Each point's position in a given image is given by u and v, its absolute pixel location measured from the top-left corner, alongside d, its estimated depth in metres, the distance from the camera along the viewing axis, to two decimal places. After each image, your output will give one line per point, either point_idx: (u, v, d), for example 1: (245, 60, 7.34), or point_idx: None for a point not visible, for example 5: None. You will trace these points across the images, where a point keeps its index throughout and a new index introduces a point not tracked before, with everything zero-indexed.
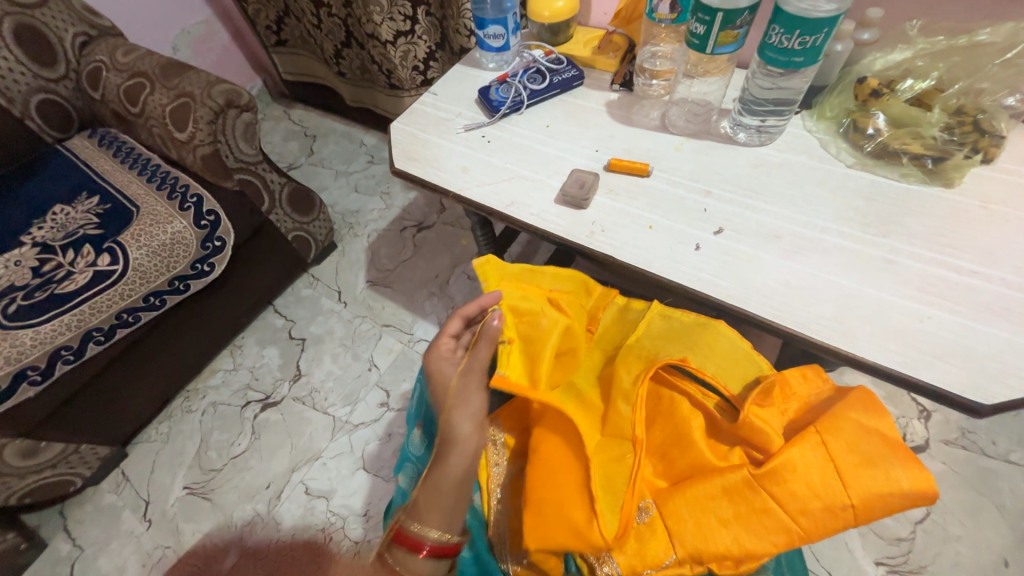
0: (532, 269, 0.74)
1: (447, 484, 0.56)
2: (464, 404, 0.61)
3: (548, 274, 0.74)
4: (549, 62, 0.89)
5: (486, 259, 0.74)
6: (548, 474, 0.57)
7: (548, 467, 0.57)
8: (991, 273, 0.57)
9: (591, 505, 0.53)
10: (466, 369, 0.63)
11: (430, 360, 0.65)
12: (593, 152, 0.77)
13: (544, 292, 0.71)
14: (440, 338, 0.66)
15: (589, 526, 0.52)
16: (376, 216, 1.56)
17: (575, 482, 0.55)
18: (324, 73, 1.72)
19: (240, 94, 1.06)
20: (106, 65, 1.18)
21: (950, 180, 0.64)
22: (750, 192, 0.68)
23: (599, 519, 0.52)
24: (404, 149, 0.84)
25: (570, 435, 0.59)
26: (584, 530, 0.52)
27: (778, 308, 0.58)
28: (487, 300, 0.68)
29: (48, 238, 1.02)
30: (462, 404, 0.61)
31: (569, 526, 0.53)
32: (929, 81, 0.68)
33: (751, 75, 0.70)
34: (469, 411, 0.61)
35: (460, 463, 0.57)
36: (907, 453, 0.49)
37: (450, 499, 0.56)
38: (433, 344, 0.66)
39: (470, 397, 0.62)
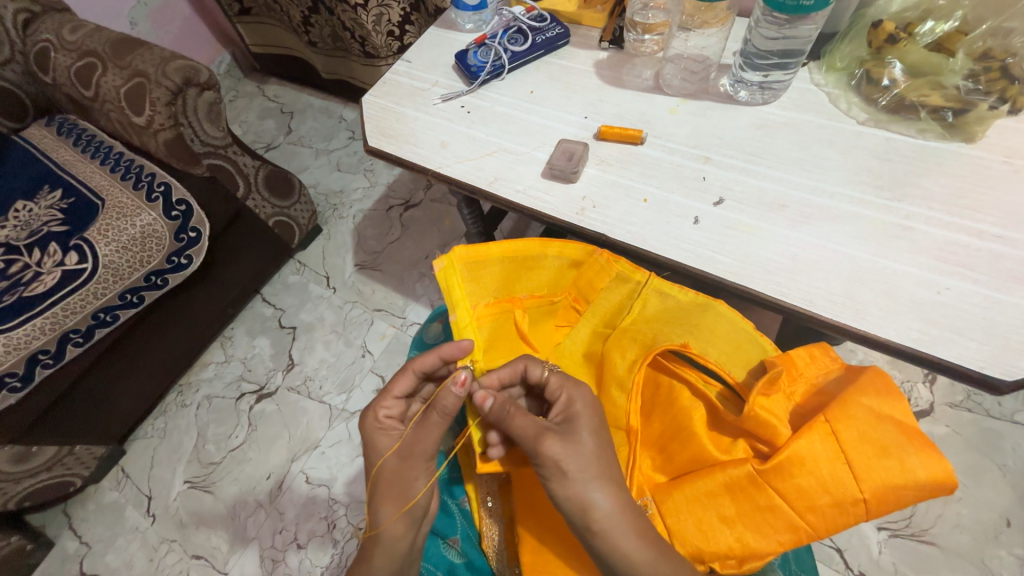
0: (511, 260, 0.66)
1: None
2: (401, 492, 0.55)
3: (523, 272, 0.68)
4: (530, 20, 0.81)
5: (448, 262, 0.65)
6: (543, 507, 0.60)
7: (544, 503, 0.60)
8: (1014, 237, 0.52)
9: None
10: (406, 450, 0.56)
11: (367, 428, 0.59)
12: (581, 119, 0.71)
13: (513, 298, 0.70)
14: (382, 402, 0.60)
15: None
16: (361, 195, 1.49)
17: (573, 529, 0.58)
18: (295, 43, 1.61)
19: (199, 71, 0.97)
20: (53, 45, 1.08)
21: (972, 135, 0.59)
22: (753, 156, 0.63)
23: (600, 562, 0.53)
24: (378, 125, 0.77)
25: None
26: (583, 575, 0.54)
27: (784, 284, 0.54)
28: (448, 351, 0.60)
29: (12, 237, 0.97)
30: (399, 492, 0.55)
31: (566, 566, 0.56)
32: (953, 22, 0.61)
33: (754, 25, 0.63)
34: (399, 498, 0.55)
35: (386, 554, 0.53)
36: (922, 440, 0.46)
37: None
38: (373, 408, 0.60)
39: (411, 481, 0.56)
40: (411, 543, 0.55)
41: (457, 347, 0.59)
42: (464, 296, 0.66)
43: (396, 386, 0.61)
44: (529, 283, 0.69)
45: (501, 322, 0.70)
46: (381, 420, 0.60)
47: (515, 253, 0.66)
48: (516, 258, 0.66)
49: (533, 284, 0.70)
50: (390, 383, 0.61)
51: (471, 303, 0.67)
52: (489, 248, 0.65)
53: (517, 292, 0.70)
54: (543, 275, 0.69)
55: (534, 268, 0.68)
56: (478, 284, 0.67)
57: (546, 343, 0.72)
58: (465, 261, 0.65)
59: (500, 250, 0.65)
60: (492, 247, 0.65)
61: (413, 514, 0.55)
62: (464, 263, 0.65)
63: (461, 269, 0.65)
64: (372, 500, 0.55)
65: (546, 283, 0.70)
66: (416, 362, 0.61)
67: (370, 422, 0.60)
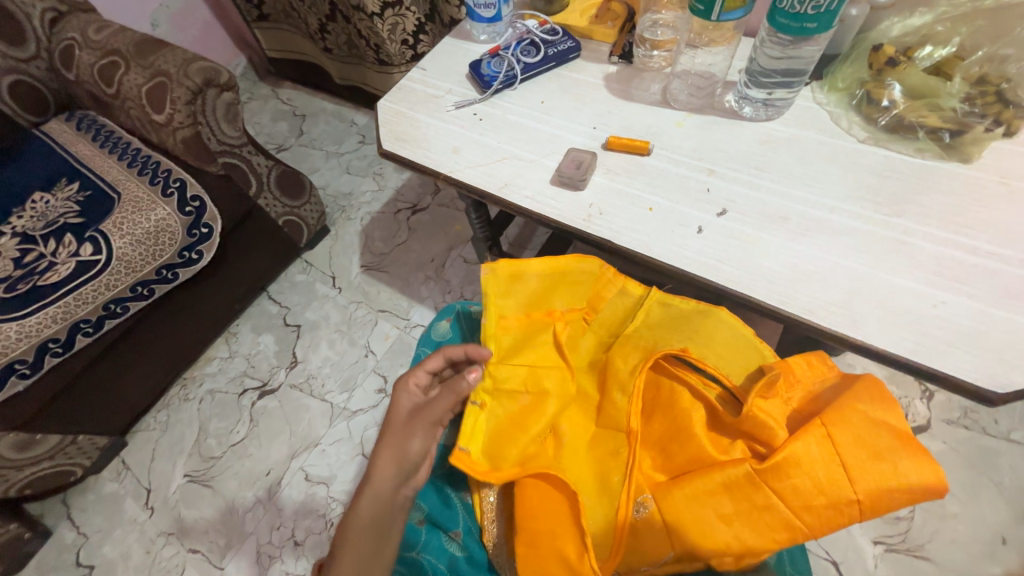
0: (549, 281, 0.65)
1: (355, 527, 0.48)
2: (400, 444, 0.54)
3: (562, 288, 0.66)
4: (543, 33, 0.84)
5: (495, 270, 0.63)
6: (539, 508, 0.58)
7: (539, 500, 0.59)
8: (1009, 254, 0.54)
9: (581, 533, 0.56)
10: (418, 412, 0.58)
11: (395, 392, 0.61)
12: (590, 129, 0.73)
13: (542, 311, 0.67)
14: (414, 373, 0.61)
15: (580, 559, 0.55)
16: (369, 198, 1.52)
17: (568, 521, 0.57)
18: (311, 49, 1.65)
19: (219, 72, 1.01)
20: (78, 43, 1.12)
21: (968, 156, 0.61)
22: (755, 170, 0.65)
23: (588, 554, 0.55)
24: (392, 129, 0.80)
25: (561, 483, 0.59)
26: (576, 566, 0.55)
27: (784, 293, 0.56)
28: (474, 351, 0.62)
29: (28, 227, 0.99)
30: (399, 444, 0.54)
31: (559, 557, 0.56)
32: (949, 47, 0.64)
33: (759, 44, 0.65)
34: (399, 450, 0.54)
35: (369, 501, 0.50)
36: (914, 445, 0.47)
37: (360, 551, 0.47)
38: (404, 376, 0.61)
39: (409, 437, 0.55)
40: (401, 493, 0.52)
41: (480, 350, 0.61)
42: (500, 305, 0.64)
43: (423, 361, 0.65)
44: (568, 298, 0.67)
45: (531, 337, 0.67)
46: (410, 388, 0.60)
47: (557, 270, 0.63)
48: (558, 276, 0.64)
49: (573, 296, 0.67)
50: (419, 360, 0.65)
51: (505, 314, 0.65)
52: (529, 263, 0.63)
53: (552, 305, 0.68)
54: (581, 291, 0.66)
55: (565, 282, 0.65)
56: (513, 300, 0.65)
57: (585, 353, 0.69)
58: (508, 274, 0.63)
59: (541, 267, 0.63)
60: (531, 262, 0.63)
61: (407, 461, 0.53)
62: (506, 275, 0.64)
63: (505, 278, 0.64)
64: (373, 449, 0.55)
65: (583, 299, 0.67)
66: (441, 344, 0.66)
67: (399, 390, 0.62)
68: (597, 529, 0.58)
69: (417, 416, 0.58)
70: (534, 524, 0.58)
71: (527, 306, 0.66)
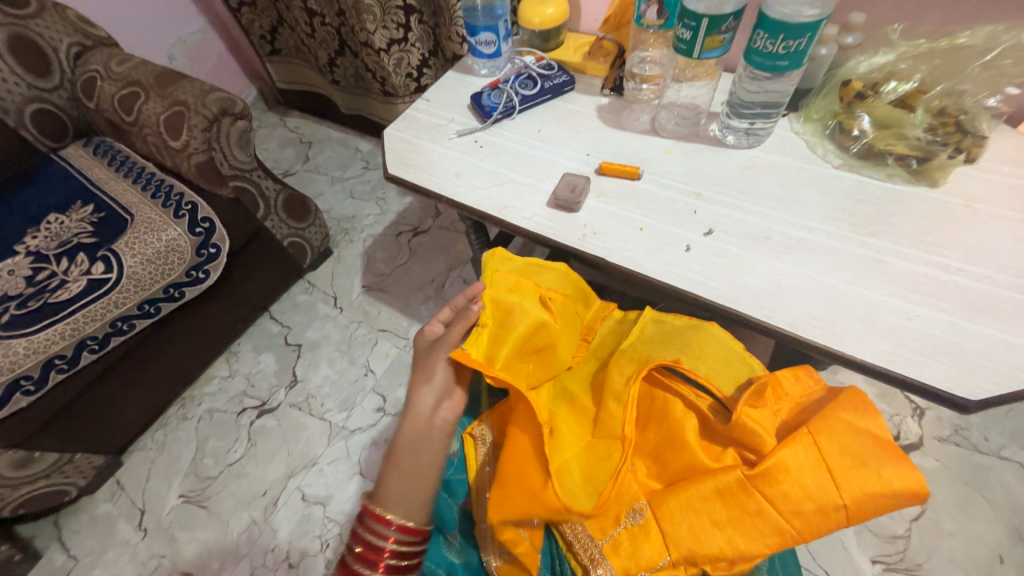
0: (531, 264, 0.76)
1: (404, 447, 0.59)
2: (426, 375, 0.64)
3: (542, 275, 0.75)
4: (540, 68, 0.90)
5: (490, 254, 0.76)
6: (515, 452, 0.59)
7: (516, 444, 0.60)
8: (977, 271, 0.58)
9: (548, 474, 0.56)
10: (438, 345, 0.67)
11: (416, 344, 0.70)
12: (584, 156, 0.78)
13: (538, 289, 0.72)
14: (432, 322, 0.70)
15: (544, 489, 0.54)
16: (372, 221, 1.56)
17: (538, 458, 0.57)
18: (319, 81, 1.73)
19: (235, 102, 1.07)
20: (101, 75, 1.18)
21: (935, 180, 0.65)
22: (739, 193, 0.69)
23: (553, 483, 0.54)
24: (397, 155, 0.85)
25: (533, 420, 0.60)
26: (540, 495, 0.54)
27: (767, 307, 0.59)
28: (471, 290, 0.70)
29: (41, 246, 1.02)
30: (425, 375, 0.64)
31: (527, 492, 0.55)
32: (912, 83, 0.69)
33: (738, 80, 0.71)
34: (432, 382, 0.64)
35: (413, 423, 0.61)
36: (896, 452, 0.49)
37: (404, 463, 0.58)
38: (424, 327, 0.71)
39: (433, 366, 0.65)
40: (435, 414, 0.62)
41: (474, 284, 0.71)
42: (494, 272, 0.74)
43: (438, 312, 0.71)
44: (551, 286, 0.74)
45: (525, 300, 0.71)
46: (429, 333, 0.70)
47: (536, 264, 0.76)
48: (535, 265, 0.76)
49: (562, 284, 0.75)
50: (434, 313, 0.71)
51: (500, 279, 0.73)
52: (514, 259, 0.76)
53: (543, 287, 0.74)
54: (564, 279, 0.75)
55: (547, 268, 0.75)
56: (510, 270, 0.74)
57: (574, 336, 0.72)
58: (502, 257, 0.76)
59: (524, 262, 0.76)
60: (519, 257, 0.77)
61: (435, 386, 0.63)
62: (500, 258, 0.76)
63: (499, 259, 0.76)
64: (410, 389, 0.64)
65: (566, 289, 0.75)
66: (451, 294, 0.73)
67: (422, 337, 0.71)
68: (572, 482, 0.56)
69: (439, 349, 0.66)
70: (512, 468, 0.58)
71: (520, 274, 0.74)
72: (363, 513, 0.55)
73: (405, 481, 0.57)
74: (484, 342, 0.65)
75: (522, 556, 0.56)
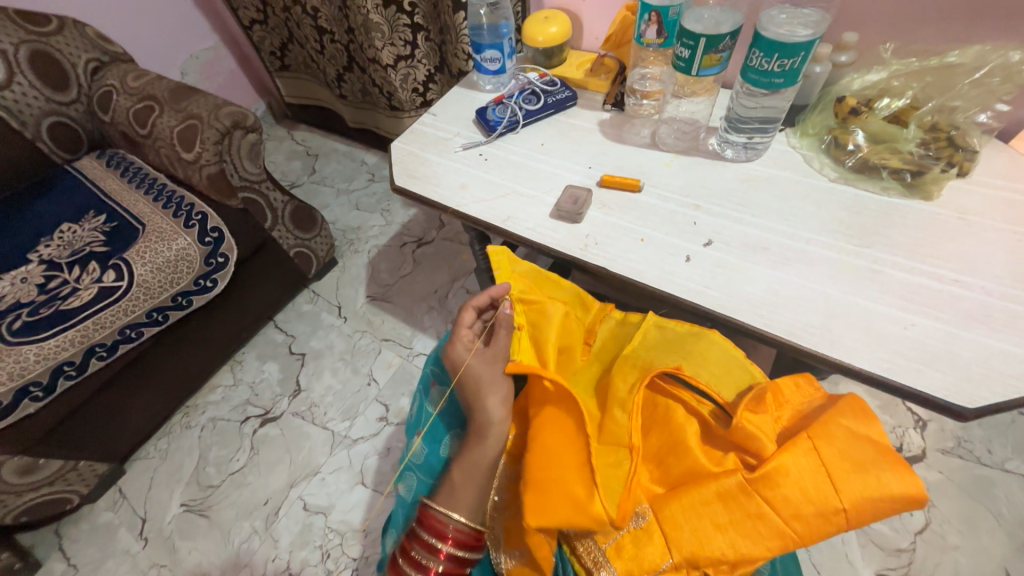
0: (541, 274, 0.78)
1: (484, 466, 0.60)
2: (493, 388, 0.65)
3: (552, 283, 0.77)
4: (543, 84, 0.93)
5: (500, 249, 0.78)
6: (549, 456, 0.58)
7: (549, 448, 0.59)
8: (971, 281, 0.59)
9: (591, 482, 0.55)
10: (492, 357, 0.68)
11: (452, 351, 0.70)
12: (586, 168, 0.80)
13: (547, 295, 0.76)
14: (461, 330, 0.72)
15: (590, 499, 0.53)
16: (377, 232, 1.59)
17: (577, 464, 0.57)
18: (327, 96, 1.78)
19: (247, 116, 1.10)
20: (117, 89, 1.22)
21: (929, 193, 0.67)
22: (738, 206, 0.71)
23: (599, 491, 0.53)
24: (404, 167, 0.87)
25: (574, 421, 0.61)
26: (586, 504, 0.53)
27: (766, 316, 0.60)
28: (496, 291, 0.73)
29: (54, 255, 1.04)
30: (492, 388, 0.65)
31: (570, 500, 0.54)
32: (904, 100, 0.71)
33: (735, 97, 0.74)
34: (501, 394, 0.65)
35: (495, 441, 0.61)
36: (894, 458, 0.50)
37: (485, 481, 0.59)
38: (455, 336, 0.71)
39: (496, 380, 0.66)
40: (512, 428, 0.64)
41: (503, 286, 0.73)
42: (507, 273, 0.76)
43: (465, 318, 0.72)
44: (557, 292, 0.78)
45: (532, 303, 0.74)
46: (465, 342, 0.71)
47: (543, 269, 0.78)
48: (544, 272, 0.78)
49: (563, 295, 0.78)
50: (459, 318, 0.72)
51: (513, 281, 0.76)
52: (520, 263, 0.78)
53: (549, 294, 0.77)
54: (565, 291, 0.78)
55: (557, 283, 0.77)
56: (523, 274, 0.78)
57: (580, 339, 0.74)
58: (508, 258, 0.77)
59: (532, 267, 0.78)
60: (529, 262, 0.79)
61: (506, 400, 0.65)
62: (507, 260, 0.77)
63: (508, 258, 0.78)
64: (474, 404, 0.64)
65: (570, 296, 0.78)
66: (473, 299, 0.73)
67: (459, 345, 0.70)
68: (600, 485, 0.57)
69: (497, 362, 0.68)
70: (549, 471, 0.57)
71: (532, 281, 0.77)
72: (439, 526, 0.57)
73: (484, 495, 0.59)
74: (526, 346, 0.70)
75: (539, 558, 0.56)
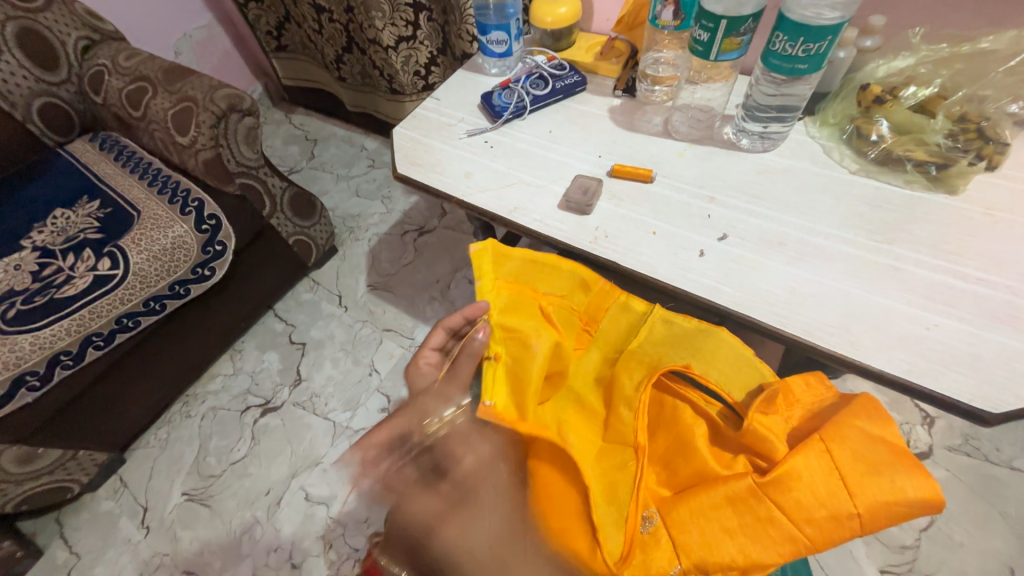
0: (535, 260, 0.74)
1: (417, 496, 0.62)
2: (425, 416, 0.67)
3: (544, 274, 0.73)
4: (551, 68, 0.89)
5: (482, 245, 0.75)
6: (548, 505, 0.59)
7: (549, 497, 0.59)
8: (997, 280, 0.57)
9: (593, 537, 0.55)
10: (441, 382, 0.70)
11: (411, 374, 0.75)
12: (596, 157, 0.77)
13: (539, 296, 0.73)
14: (422, 352, 0.75)
15: (592, 555, 0.54)
16: (377, 220, 1.56)
17: (576, 508, 0.57)
18: (326, 78, 1.73)
19: (243, 99, 1.06)
20: (109, 69, 1.17)
21: (954, 187, 0.64)
22: (754, 198, 0.68)
23: (601, 548, 0.54)
24: (406, 154, 0.84)
25: (563, 461, 0.60)
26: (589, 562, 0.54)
27: (783, 314, 0.58)
28: (470, 311, 0.72)
29: (48, 242, 1.02)
30: (423, 416, 0.67)
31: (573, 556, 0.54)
32: (932, 88, 0.68)
33: (754, 83, 0.70)
34: (440, 423, 0.66)
35: (427, 470, 0.64)
36: (910, 461, 0.49)
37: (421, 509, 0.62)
38: (415, 357, 0.75)
39: (431, 408, 0.68)
40: (448, 460, 0.65)
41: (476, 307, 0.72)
42: (489, 276, 0.74)
43: (431, 339, 0.75)
44: (549, 286, 0.73)
45: (517, 297, 0.73)
46: (420, 365, 0.74)
47: (534, 258, 0.74)
48: (536, 260, 0.73)
49: (558, 283, 0.73)
50: (426, 339, 0.76)
51: (495, 284, 0.74)
52: (513, 250, 0.74)
53: (540, 287, 0.74)
54: (562, 278, 0.72)
55: (554, 270, 0.72)
56: (506, 271, 0.75)
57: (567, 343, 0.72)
58: (495, 250, 0.75)
59: (523, 253, 0.74)
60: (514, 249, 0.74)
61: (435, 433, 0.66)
62: (493, 252, 0.75)
63: (490, 256, 0.75)
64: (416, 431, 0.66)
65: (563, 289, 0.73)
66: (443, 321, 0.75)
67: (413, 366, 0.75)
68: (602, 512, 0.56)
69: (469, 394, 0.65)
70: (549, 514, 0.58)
71: (516, 278, 0.74)
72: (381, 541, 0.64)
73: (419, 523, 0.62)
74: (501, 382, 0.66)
75: None
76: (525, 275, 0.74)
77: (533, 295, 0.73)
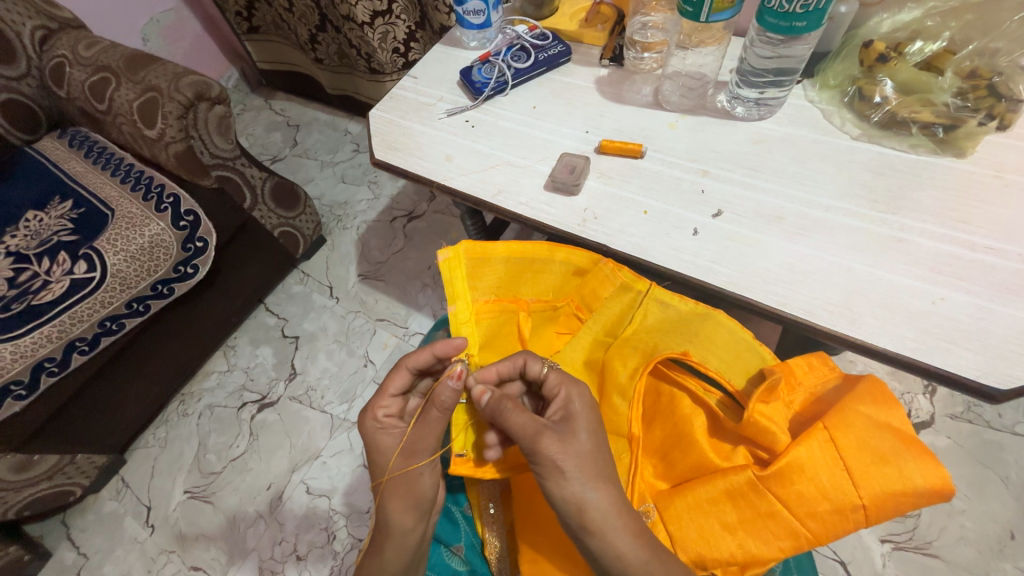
0: (515, 263, 0.69)
1: None
2: (410, 490, 0.57)
3: (529, 274, 0.70)
4: (533, 38, 0.84)
5: (453, 251, 0.68)
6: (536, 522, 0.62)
7: (539, 512, 0.63)
8: (1007, 249, 0.54)
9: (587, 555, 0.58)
10: (409, 448, 0.58)
11: (368, 431, 0.61)
12: (582, 133, 0.73)
13: (523, 303, 0.72)
14: (380, 402, 0.63)
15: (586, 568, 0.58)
16: (365, 207, 1.52)
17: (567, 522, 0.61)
18: (302, 60, 1.65)
19: (210, 86, 1.00)
20: (69, 60, 1.11)
21: (962, 150, 0.60)
22: (750, 169, 0.65)
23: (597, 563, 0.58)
24: (384, 138, 0.79)
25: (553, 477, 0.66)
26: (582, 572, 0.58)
27: (782, 294, 0.55)
28: (443, 349, 0.63)
29: (21, 246, 0.98)
30: (410, 489, 0.57)
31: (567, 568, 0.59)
32: (939, 42, 0.64)
33: (749, 44, 0.65)
34: (411, 500, 0.57)
35: (396, 557, 0.55)
36: (917, 446, 0.47)
37: None
38: (370, 409, 0.62)
39: (418, 476, 0.58)
40: (421, 536, 0.57)
41: (449, 343, 0.63)
42: (466, 289, 0.69)
43: (391, 383, 0.63)
44: (534, 284, 0.71)
45: (500, 319, 0.72)
46: (380, 419, 0.62)
47: (520, 255, 0.68)
48: (522, 259, 0.69)
49: (539, 287, 0.71)
50: (385, 382, 0.63)
51: (472, 298, 0.70)
52: (495, 247, 0.68)
53: (521, 293, 0.72)
54: (547, 280, 0.70)
55: (538, 271, 0.69)
56: (481, 282, 0.70)
57: (546, 351, 0.74)
58: (469, 255, 0.68)
59: (505, 249, 0.68)
60: (496, 246, 0.68)
61: (421, 506, 0.57)
62: (469, 257, 0.69)
63: (465, 261, 0.69)
64: (381, 507, 0.57)
65: (550, 286, 0.71)
66: (407, 360, 0.64)
67: (369, 421, 0.62)
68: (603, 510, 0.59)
69: (503, 400, 0.55)
70: (538, 541, 0.61)
71: (495, 292, 0.71)
72: None
73: None
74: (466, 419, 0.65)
75: None
76: (504, 280, 0.70)
77: (518, 303, 0.72)
